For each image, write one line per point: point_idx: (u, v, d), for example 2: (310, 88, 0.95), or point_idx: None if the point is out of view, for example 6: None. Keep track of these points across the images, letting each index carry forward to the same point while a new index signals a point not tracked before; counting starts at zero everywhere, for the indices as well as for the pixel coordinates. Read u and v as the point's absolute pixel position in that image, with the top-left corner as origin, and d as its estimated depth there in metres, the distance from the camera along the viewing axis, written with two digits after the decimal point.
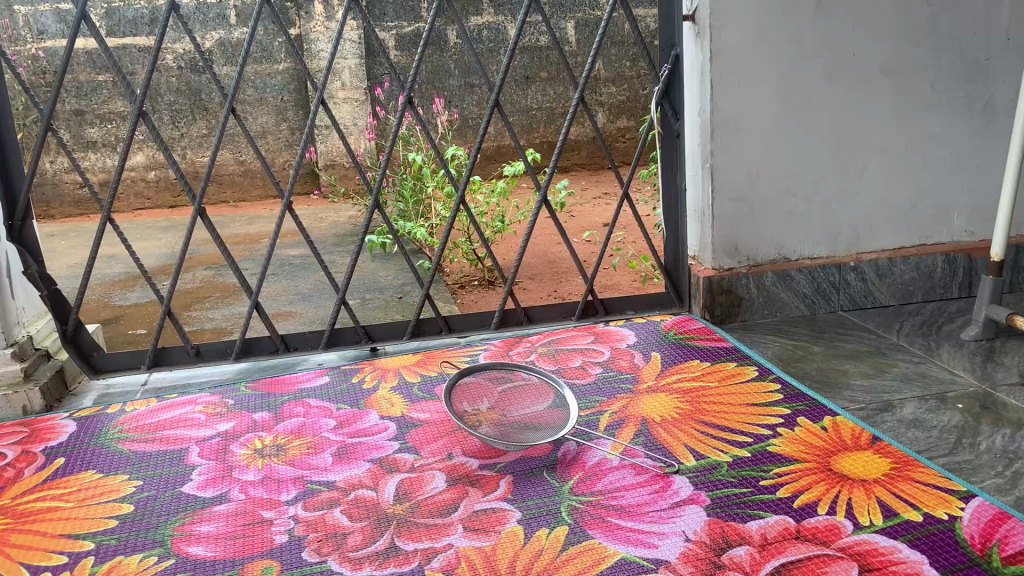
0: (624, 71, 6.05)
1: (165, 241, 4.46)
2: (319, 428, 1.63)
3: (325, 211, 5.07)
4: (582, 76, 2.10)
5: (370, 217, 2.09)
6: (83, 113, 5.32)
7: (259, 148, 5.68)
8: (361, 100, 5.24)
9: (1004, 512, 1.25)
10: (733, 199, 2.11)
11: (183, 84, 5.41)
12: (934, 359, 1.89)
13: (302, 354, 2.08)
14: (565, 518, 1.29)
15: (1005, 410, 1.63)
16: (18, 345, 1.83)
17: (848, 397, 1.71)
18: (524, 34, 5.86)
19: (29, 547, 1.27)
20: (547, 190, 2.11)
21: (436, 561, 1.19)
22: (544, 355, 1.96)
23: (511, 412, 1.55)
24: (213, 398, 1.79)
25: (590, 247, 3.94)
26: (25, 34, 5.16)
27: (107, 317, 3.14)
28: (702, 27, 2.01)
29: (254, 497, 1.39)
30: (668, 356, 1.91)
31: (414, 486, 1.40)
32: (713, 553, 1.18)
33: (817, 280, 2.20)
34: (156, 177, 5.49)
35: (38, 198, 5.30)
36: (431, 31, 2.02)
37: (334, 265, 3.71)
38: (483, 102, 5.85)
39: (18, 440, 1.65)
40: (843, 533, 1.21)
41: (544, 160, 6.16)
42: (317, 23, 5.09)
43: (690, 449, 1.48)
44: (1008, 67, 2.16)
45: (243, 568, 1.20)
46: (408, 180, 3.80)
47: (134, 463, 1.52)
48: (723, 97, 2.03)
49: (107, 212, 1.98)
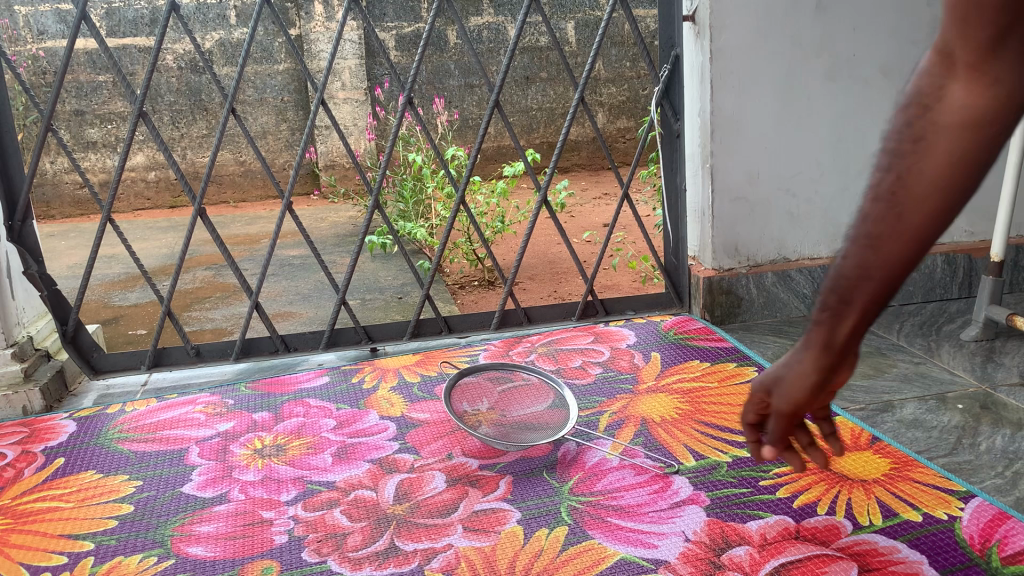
0: (624, 72, 6.05)
1: (164, 241, 4.46)
2: (319, 428, 1.63)
3: (325, 211, 5.08)
4: (582, 76, 2.09)
5: (370, 217, 2.08)
6: (83, 113, 5.32)
7: (260, 149, 5.69)
8: (361, 100, 5.25)
9: (1004, 512, 1.25)
10: (733, 200, 2.11)
11: (183, 84, 5.43)
12: (934, 359, 1.90)
13: (303, 354, 2.09)
14: (565, 518, 1.29)
15: (1005, 410, 1.63)
16: (19, 346, 1.83)
17: (847, 397, 1.72)
18: (524, 34, 5.86)
19: (29, 547, 1.27)
20: (547, 190, 2.10)
21: (436, 561, 1.19)
22: (544, 355, 1.96)
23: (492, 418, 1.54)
24: (213, 398, 1.79)
25: (590, 247, 3.95)
26: (25, 34, 5.17)
27: (107, 317, 3.15)
28: (702, 28, 2.01)
29: (254, 496, 1.39)
30: (668, 356, 1.91)
31: (414, 486, 1.40)
32: (713, 553, 1.18)
33: (817, 281, 2.20)
34: (156, 177, 5.50)
35: (38, 198, 5.30)
36: (431, 31, 2.01)
37: (334, 266, 3.72)
38: (482, 102, 5.86)
39: (18, 440, 1.65)
40: (842, 532, 1.21)
41: (545, 160, 6.17)
42: (317, 23, 5.09)
43: (690, 449, 1.48)
44: None
45: (243, 568, 1.20)
46: (408, 181, 3.81)
47: (135, 463, 1.52)
48: (724, 96, 2.03)
49: (108, 212, 1.97)
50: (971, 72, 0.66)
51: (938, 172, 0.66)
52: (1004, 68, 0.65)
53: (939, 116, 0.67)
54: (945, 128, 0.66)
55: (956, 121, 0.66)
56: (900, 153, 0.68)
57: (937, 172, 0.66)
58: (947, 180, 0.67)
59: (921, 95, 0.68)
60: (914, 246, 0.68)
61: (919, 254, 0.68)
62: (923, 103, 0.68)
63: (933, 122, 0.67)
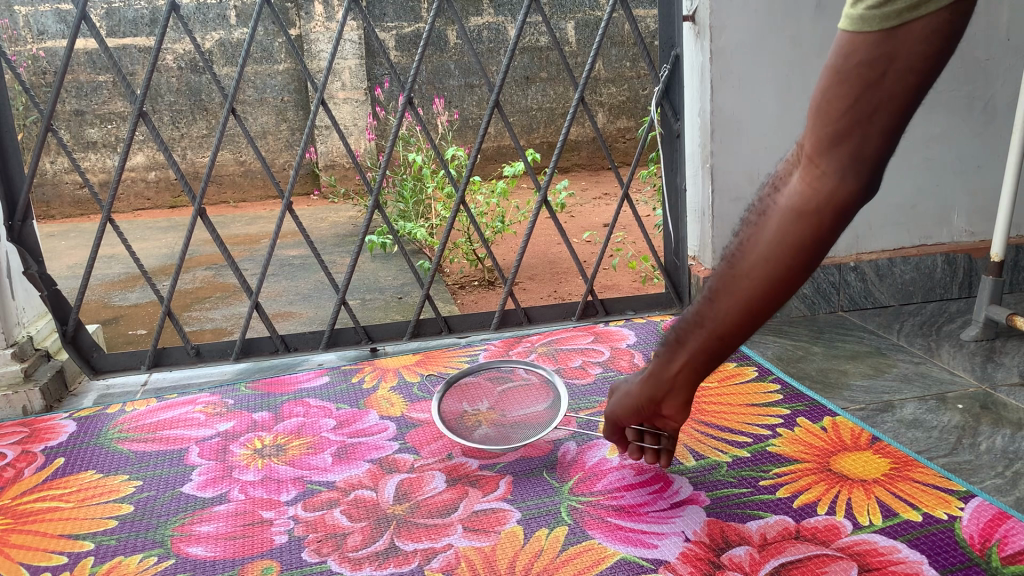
0: (624, 72, 6.05)
1: (164, 241, 4.46)
2: (319, 428, 1.63)
3: (325, 211, 5.08)
4: (582, 76, 2.09)
5: (370, 217, 2.07)
6: (83, 113, 5.32)
7: (260, 149, 5.69)
8: (361, 100, 5.25)
9: (1004, 512, 1.25)
10: (733, 200, 2.11)
11: (183, 84, 5.43)
12: (934, 360, 1.89)
13: (303, 354, 2.09)
14: (565, 517, 1.29)
15: (1005, 410, 1.63)
16: (19, 346, 1.83)
17: (847, 397, 1.72)
18: (524, 34, 5.86)
19: (29, 547, 1.27)
20: (547, 190, 2.10)
21: (436, 561, 1.19)
22: (544, 355, 1.96)
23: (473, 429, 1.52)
24: (213, 398, 1.79)
25: (590, 247, 3.95)
26: (25, 35, 5.17)
27: (107, 317, 3.15)
28: (702, 28, 2.01)
29: (254, 497, 1.39)
30: None
31: (414, 487, 1.40)
32: (713, 553, 1.18)
33: (816, 281, 2.20)
34: (156, 177, 5.50)
35: (38, 198, 5.30)
36: (431, 31, 2.01)
37: (334, 266, 3.72)
38: (482, 102, 5.86)
39: (18, 440, 1.65)
40: (842, 532, 1.21)
41: (545, 160, 6.17)
42: (317, 23, 5.09)
43: (690, 449, 1.48)
44: (1008, 67, 2.16)
45: (243, 568, 1.20)
46: (408, 181, 3.81)
47: (135, 463, 1.52)
48: (724, 96, 2.03)
49: (108, 212, 1.97)
50: (810, 165, 0.87)
51: (766, 247, 0.90)
52: (837, 162, 0.84)
53: (780, 201, 0.90)
54: (782, 209, 0.89)
55: (788, 206, 0.89)
56: (753, 226, 0.93)
57: (766, 245, 0.90)
58: (772, 253, 0.90)
59: (779, 183, 0.92)
60: (738, 299, 0.94)
61: (739, 312, 0.94)
62: (778, 189, 0.91)
63: (775, 204, 0.90)
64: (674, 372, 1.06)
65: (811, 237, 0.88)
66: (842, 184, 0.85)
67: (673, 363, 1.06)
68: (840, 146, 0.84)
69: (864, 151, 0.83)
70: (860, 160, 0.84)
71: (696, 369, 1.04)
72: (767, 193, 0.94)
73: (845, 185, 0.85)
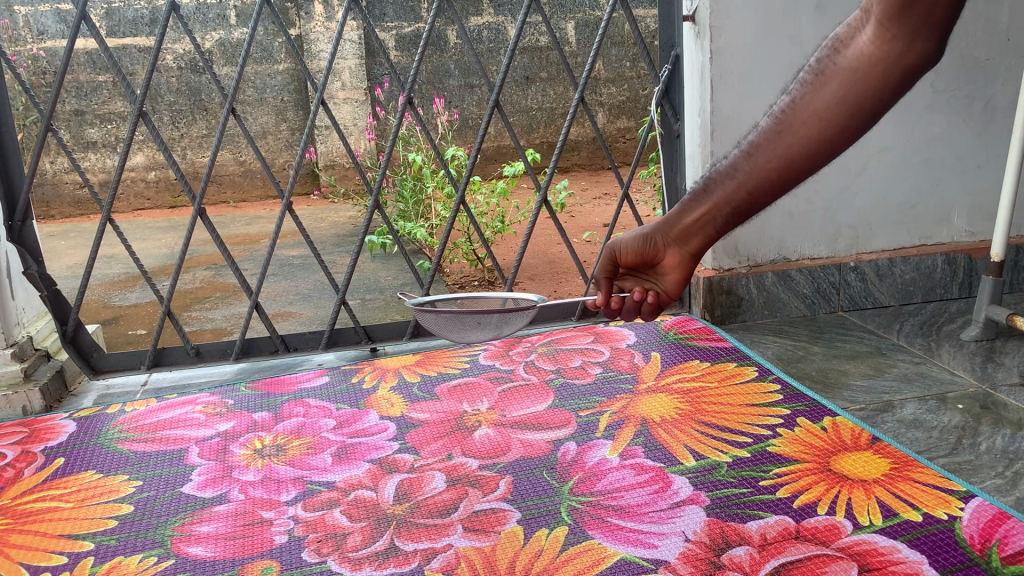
0: (624, 72, 6.05)
1: (164, 241, 4.46)
2: (319, 428, 1.63)
3: (325, 211, 5.08)
4: (582, 75, 2.09)
5: (370, 217, 2.07)
6: (83, 113, 5.32)
7: (259, 149, 5.68)
8: (361, 100, 5.25)
9: (1004, 512, 1.25)
10: None
11: (183, 84, 5.43)
12: (933, 359, 1.90)
13: (303, 354, 2.09)
14: (565, 518, 1.29)
15: (1005, 410, 1.63)
16: (19, 346, 1.83)
17: (847, 397, 1.72)
18: (524, 34, 5.87)
19: (29, 547, 1.27)
20: (547, 190, 2.10)
21: (436, 561, 1.19)
22: (544, 355, 1.96)
23: (455, 336, 1.39)
24: (213, 398, 1.79)
25: (590, 247, 3.95)
26: (25, 34, 5.16)
27: (107, 317, 3.15)
28: (702, 27, 2.00)
29: (254, 497, 1.39)
30: (668, 356, 1.91)
31: (414, 486, 1.40)
32: (713, 553, 1.18)
33: (817, 281, 2.20)
34: (156, 177, 5.50)
35: (38, 198, 5.30)
36: (431, 31, 2.00)
37: (334, 266, 3.72)
38: (482, 102, 5.86)
39: (18, 440, 1.65)
40: (843, 533, 1.21)
41: (545, 160, 6.16)
42: (317, 23, 5.09)
43: (690, 449, 1.48)
44: (1008, 67, 2.16)
45: (243, 568, 1.20)
46: (408, 181, 3.81)
47: (135, 463, 1.52)
48: (724, 96, 2.03)
49: (108, 212, 1.96)
50: (881, 27, 0.93)
51: (821, 105, 0.99)
52: (906, 29, 0.91)
53: (842, 62, 0.98)
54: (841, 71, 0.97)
55: (851, 67, 0.97)
56: (809, 85, 1.01)
57: (820, 106, 0.99)
58: (826, 113, 0.99)
59: (840, 41, 0.98)
60: (778, 158, 1.03)
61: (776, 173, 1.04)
62: (838, 49, 0.98)
63: (836, 65, 0.98)
64: (690, 229, 1.12)
65: (870, 98, 0.97)
66: (909, 49, 0.93)
67: (690, 216, 1.12)
68: (911, 13, 0.90)
69: (932, 16, 0.90)
70: (929, 24, 0.90)
71: (713, 228, 1.11)
72: (826, 53, 1.00)
73: (912, 49, 0.93)
